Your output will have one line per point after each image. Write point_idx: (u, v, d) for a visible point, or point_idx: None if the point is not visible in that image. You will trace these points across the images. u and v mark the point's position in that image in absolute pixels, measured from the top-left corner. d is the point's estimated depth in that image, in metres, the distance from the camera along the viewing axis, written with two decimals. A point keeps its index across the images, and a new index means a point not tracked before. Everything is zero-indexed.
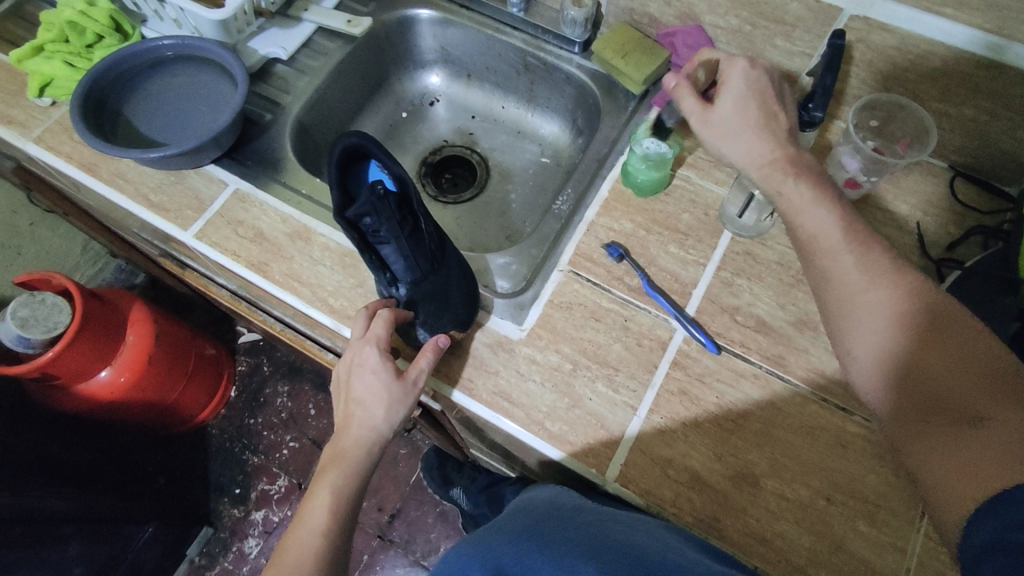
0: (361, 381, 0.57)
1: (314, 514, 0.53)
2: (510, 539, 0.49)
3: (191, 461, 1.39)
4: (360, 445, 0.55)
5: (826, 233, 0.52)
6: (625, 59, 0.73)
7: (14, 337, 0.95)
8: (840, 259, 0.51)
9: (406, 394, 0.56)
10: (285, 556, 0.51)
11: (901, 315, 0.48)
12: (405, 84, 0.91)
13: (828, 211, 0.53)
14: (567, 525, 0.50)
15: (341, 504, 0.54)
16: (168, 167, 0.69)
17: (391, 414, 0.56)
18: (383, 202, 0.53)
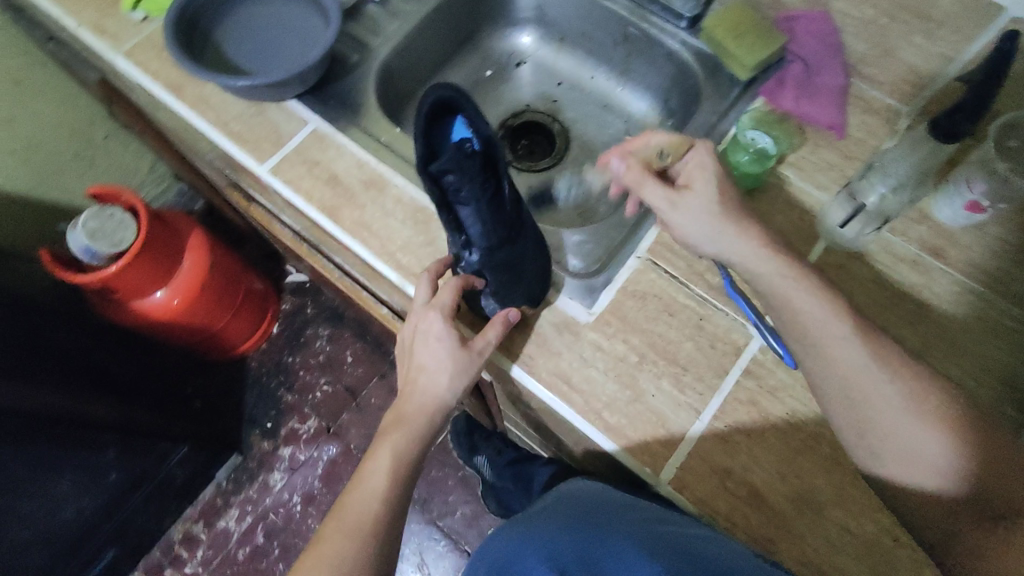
0: (425, 347, 0.56)
1: (373, 477, 0.54)
2: (563, 525, 0.55)
3: (228, 389, 1.42)
4: (421, 412, 0.56)
5: (856, 360, 0.50)
6: (738, 41, 0.67)
7: (82, 248, 0.98)
8: (873, 378, 0.50)
9: (470, 365, 0.56)
10: (343, 514, 0.52)
11: (932, 422, 0.49)
12: (494, 41, 0.87)
13: (853, 337, 0.51)
14: (617, 520, 0.53)
15: (400, 473, 0.55)
16: (252, 97, 0.67)
17: (455, 383, 0.55)
18: (469, 160, 0.49)
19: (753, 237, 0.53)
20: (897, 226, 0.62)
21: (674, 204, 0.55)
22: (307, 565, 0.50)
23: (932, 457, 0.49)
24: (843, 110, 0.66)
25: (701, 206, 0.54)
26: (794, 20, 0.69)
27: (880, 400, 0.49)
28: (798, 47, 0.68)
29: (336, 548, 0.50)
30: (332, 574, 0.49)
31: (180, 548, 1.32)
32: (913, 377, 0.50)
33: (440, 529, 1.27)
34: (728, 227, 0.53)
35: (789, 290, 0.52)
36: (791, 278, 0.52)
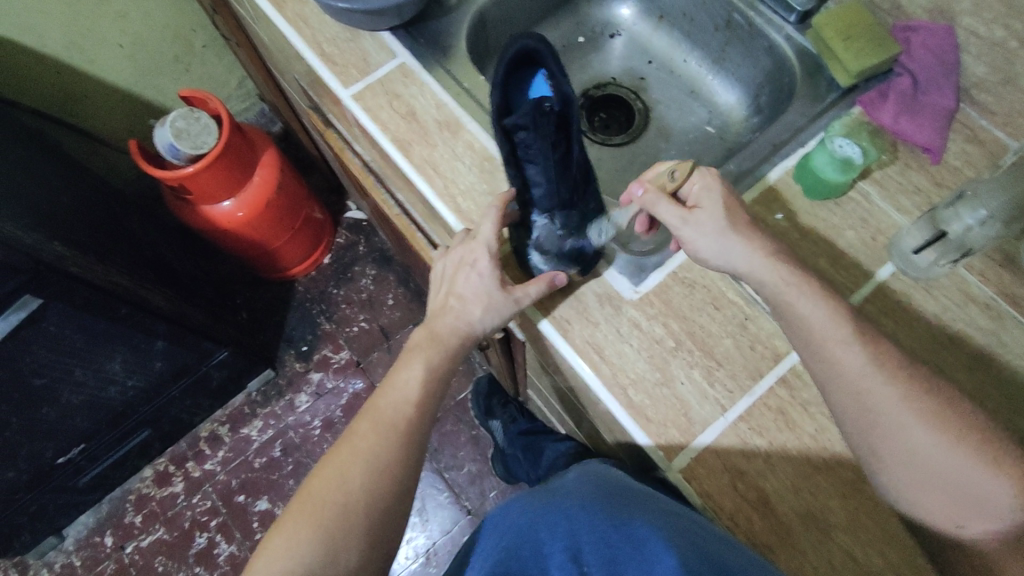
0: (465, 279, 0.57)
1: (407, 383, 0.55)
2: (584, 505, 0.51)
3: (273, 307, 1.49)
4: (452, 333, 0.57)
5: (866, 370, 0.49)
6: (847, 44, 0.64)
7: (167, 145, 1.03)
8: (887, 391, 0.49)
9: (503, 306, 0.56)
10: (377, 413, 0.53)
11: (937, 424, 0.48)
12: (593, 9, 0.86)
13: (863, 349, 0.50)
14: (645, 504, 0.50)
15: (431, 384, 0.55)
16: (348, 22, 0.69)
17: (486, 316, 0.56)
18: (544, 119, 0.50)
19: (758, 246, 0.53)
20: (976, 264, 0.58)
21: (687, 223, 0.53)
22: (342, 457, 0.50)
23: (945, 463, 0.48)
24: (944, 134, 0.62)
25: (715, 226, 0.53)
26: (912, 31, 0.65)
27: (893, 409, 0.48)
28: (910, 60, 0.64)
29: (371, 444, 0.51)
30: (364, 468, 0.50)
31: (205, 445, 1.40)
32: (920, 387, 0.49)
33: (445, 481, 1.30)
34: (737, 237, 0.53)
35: (797, 298, 0.51)
36: (795, 286, 0.52)
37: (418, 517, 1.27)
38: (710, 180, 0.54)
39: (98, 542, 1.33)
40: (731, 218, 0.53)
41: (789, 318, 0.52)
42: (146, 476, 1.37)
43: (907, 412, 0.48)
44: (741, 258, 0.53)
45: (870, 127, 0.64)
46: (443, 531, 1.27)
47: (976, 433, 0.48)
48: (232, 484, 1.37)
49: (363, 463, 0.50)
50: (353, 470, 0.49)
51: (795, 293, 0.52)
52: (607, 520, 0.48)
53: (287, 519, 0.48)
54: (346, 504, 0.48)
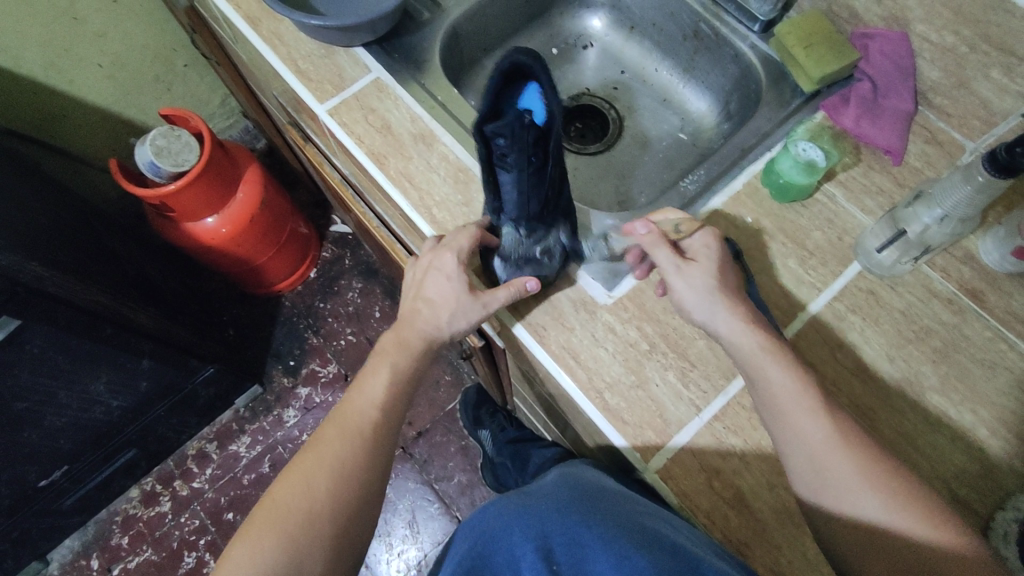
0: (434, 284, 0.58)
1: (373, 389, 0.55)
2: (556, 506, 0.51)
3: (259, 322, 1.48)
4: (418, 337, 0.58)
5: (824, 439, 0.48)
6: (808, 51, 0.66)
7: (148, 163, 1.03)
8: (801, 410, 0.49)
9: (471, 311, 0.57)
10: (342, 419, 0.54)
11: (849, 446, 0.48)
12: (565, 22, 0.88)
13: (823, 417, 0.49)
14: (613, 502, 0.51)
15: (398, 388, 0.56)
16: (323, 39, 0.70)
17: (454, 321, 0.57)
18: (523, 132, 0.50)
19: (740, 312, 0.53)
20: (938, 261, 0.60)
21: (679, 275, 0.55)
22: (307, 463, 0.51)
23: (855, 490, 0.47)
24: (905, 136, 0.64)
25: (705, 284, 0.54)
26: (870, 38, 0.67)
27: (844, 475, 0.47)
28: (869, 66, 0.67)
29: (337, 449, 0.51)
30: (331, 473, 0.50)
31: (192, 463, 1.39)
32: (880, 464, 0.48)
33: (435, 492, 1.30)
34: (721, 301, 0.53)
35: (765, 363, 0.51)
36: (768, 354, 0.51)
37: (409, 529, 1.27)
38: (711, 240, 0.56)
39: (85, 565, 1.31)
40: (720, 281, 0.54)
41: (754, 381, 0.51)
42: (132, 496, 1.36)
43: (864, 489, 0.47)
44: (723, 323, 0.53)
45: (833, 131, 0.66)
46: (434, 542, 1.26)
47: (933, 512, 0.46)
48: (220, 501, 1.36)
49: (329, 467, 0.50)
50: (318, 475, 0.50)
51: (762, 354, 0.51)
52: (578, 518, 0.49)
53: (252, 526, 0.48)
54: (311, 510, 0.48)
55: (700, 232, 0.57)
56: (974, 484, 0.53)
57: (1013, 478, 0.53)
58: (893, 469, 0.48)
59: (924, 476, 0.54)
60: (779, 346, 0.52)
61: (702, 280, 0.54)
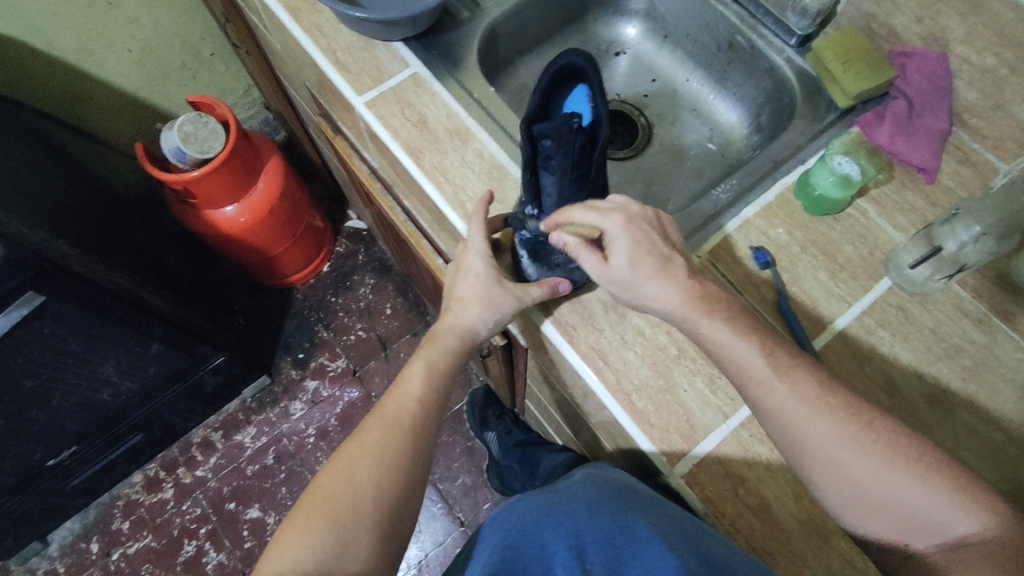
0: (465, 283, 0.58)
1: (410, 380, 0.55)
2: (587, 505, 0.51)
3: (270, 314, 1.48)
4: (453, 332, 0.57)
5: (795, 406, 0.49)
6: (845, 66, 0.67)
7: (174, 148, 1.04)
8: (780, 388, 0.49)
9: (501, 304, 0.55)
10: (383, 410, 0.53)
11: (833, 413, 0.49)
12: (599, 28, 0.89)
13: (787, 384, 0.49)
14: (653, 507, 0.49)
15: (435, 379, 0.56)
16: (363, 32, 0.71)
17: (485, 314, 0.56)
18: (571, 135, 0.52)
19: (669, 289, 0.52)
20: (969, 280, 0.60)
21: (601, 278, 0.54)
22: (350, 453, 0.51)
23: (847, 457, 0.48)
24: (938, 155, 0.64)
25: (627, 279, 0.53)
26: (908, 57, 0.67)
27: (830, 445, 0.48)
28: (905, 84, 0.67)
29: (378, 439, 0.51)
30: (373, 461, 0.50)
31: (197, 451, 1.39)
32: (851, 420, 0.49)
33: (438, 492, 1.30)
34: (653, 288, 0.52)
35: (712, 329, 0.51)
36: (698, 313, 0.52)
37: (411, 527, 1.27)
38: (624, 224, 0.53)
39: (84, 548, 1.30)
40: (636, 273, 0.53)
41: (714, 351, 0.52)
42: (136, 481, 1.36)
43: (841, 450, 0.48)
44: (670, 301, 0.52)
45: (867, 147, 0.66)
46: (435, 542, 1.26)
47: (925, 464, 0.48)
48: (223, 491, 1.35)
49: (371, 456, 0.50)
50: (360, 463, 0.50)
51: (701, 320, 0.52)
52: (611, 519, 0.49)
53: (298, 514, 0.48)
54: (355, 497, 0.48)
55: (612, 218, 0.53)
56: None
57: None
58: (864, 417, 0.49)
59: None
60: (729, 311, 0.52)
61: (626, 276, 0.53)
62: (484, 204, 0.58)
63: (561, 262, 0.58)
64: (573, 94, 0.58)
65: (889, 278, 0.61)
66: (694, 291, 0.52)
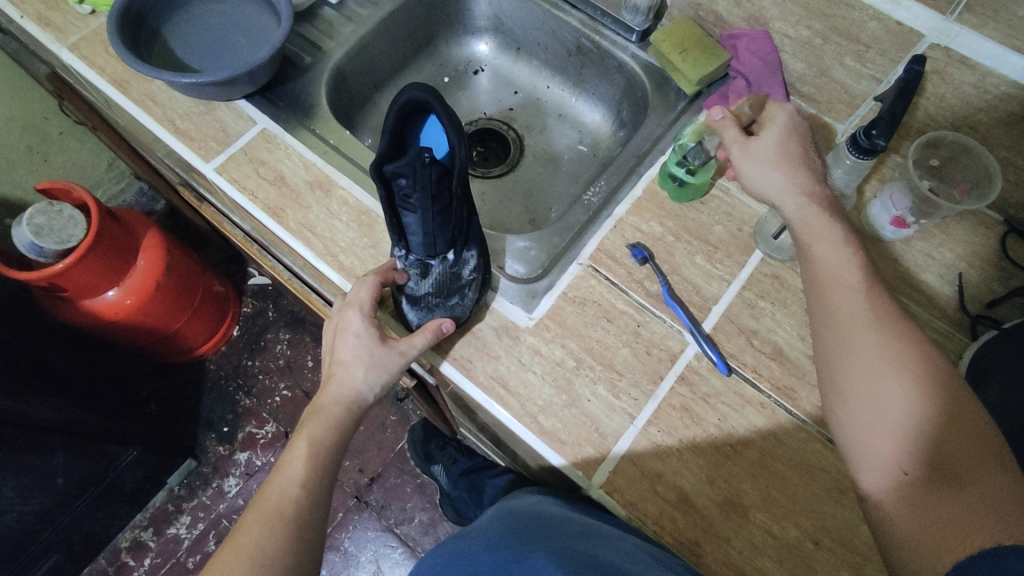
0: (344, 345, 0.56)
1: (292, 464, 0.53)
2: (488, 546, 0.51)
3: (184, 392, 1.40)
4: (337, 402, 0.55)
5: (836, 270, 0.51)
6: (683, 55, 0.70)
7: (27, 244, 0.95)
8: (824, 250, 0.52)
9: (387, 361, 0.55)
10: (263, 504, 0.51)
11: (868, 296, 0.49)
12: (452, 50, 0.88)
13: (837, 247, 0.52)
14: (554, 534, 0.49)
15: (319, 460, 0.53)
16: (200, 95, 0.67)
17: (370, 377, 0.55)
18: (425, 169, 0.49)
19: (795, 177, 0.55)
20: None
21: (740, 146, 0.57)
22: (227, 557, 0.48)
23: (857, 335, 0.48)
24: None
25: (767, 151, 0.56)
26: (736, 38, 0.71)
27: (849, 317, 0.48)
28: (740, 64, 0.70)
29: (256, 538, 0.49)
30: (252, 564, 0.47)
31: (128, 556, 1.28)
32: (914, 345, 0.46)
33: (396, 537, 1.26)
34: (779, 167, 0.55)
35: (814, 238, 0.52)
36: (816, 217, 0.53)
37: None
38: (783, 112, 0.58)
39: None
40: (781, 153, 0.56)
41: (804, 248, 0.53)
42: None
43: (888, 369, 0.45)
44: (775, 181, 0.55)
45: None
46: None
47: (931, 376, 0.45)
48: None
49: (250, 559, 0.47)
50: (237, 568, 0.47)
51: (814, 222, 0.53)
52: (510, 557, 0.47)
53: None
54: None
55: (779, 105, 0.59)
56: None
57: None
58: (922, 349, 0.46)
59: None
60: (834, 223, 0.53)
61: (766, 148, 0.56)
62: (384, 271, 0.57)
63: (441, 299, 0.57)
64: (426, 128, 0.55)
65: (759, 251, 0.63)
66: (819, 191, 0.54)
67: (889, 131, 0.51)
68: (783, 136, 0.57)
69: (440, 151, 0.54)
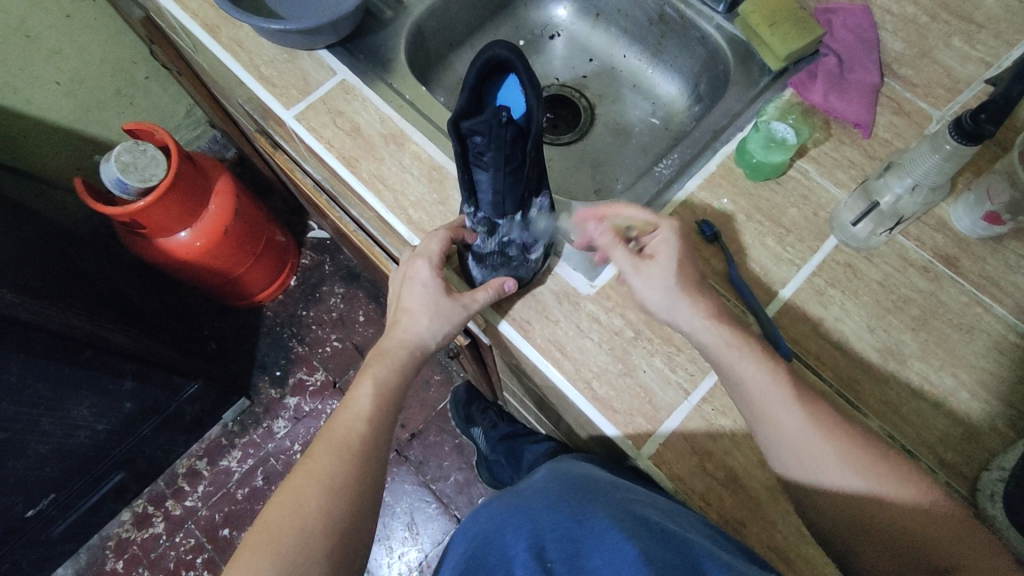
0: (411, 294, 0.57)
1: (358, 401, 0.55)
2: (548, 503, 0.50)
3: (242, 335, 1.47)
4: (401, 346, 0.57)
5: (765, 385, 0.50)
6: (773, 29, 0.67)
7: (114, 180, 1.00)
8: (751, 369, 0.51)
9: (452, 312, 0.56)
10: (330, 435, 0.54)
11: (807, 407, 0.50)
12: (530, 13, 0.87)
13: (756, 363, 0.51)
14: (609, 497, 0.50)
15: (383, 398, 0.56)
16: (285, 43, 0.69)
17: (434, 326, 0.56)
18: (500, 128, 0.48)
19: (702, 307, 0.53)
20: (912, 230, 0.61)
21: (637, 273, 0.54)
22: (297, 481, 0.50)
23: (813, 445, 0.49)
24: (872, 109, 0.64)
25: (664, 283, 0.53)
26: (832, 13, 0.68)
27: (799, 431, 0.49)
28: (834, 41, 0.67)
29: (325, 466, 0.51)
30: (321, 488, 0.50)
31: (184, 481, 1.37)
32: (860, 446, 0.49)
33: (432, 492, 1.30)
34: (682, 298, 0.53)
35: (736, 359, 0.51)
36: (732, 349, 0.52)
37: (408, 531, 1.27)
38: (673, 239, 0.55)
39: None
40: (681, 282, 0.54)
41: (724, 372, 0.52)
42: (125, 519, 1.34)
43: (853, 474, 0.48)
44: (685, 318, 0.53)
45: (802, 107, 0.66)
46: (434, 542, 1.26)
47: (880, 466, 0.48)
48: (215, 518, 1.34)
49: (319, 483, 0.50)
50: (308, 492, 0.49)
51: (733, 356, 0.51)
52: (570, 514, 0.48)
53: (245, 550, 0.47)
54: (304, 528, 0.48)
55: (662, 225, 0.56)
56: (959, 448, 0.54)
57: (996, 437, 0.54)
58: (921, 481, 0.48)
59: (908, 442, 0.54)
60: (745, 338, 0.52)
61: (659, 274, 0.54)
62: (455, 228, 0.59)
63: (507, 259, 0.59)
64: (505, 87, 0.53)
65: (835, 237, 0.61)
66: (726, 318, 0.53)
67: (1001, 118, 0.47)
68: (672, 264, 0.54)
69: (516, 111, 0.52)
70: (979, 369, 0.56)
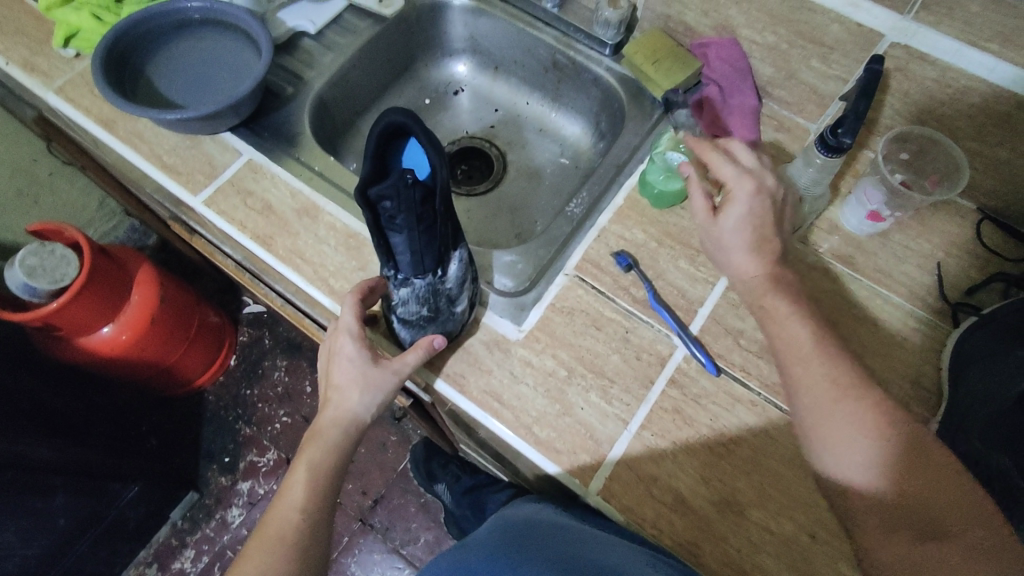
0: (338, 370, 0.56)
1: (292, 490, 0.55)
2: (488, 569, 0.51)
3: (183, 425, 1.40)
4: (335, 425, 0.56)
5: (801, 345, 0.52)
6: (656, 66, 0.72)
7: (19, 285, 0.95)
8: (797, 331, 0.53)
9: (382, 381, 0.56)
10: (265, 530, 0.53)
11: (835, 373, 0.50)
12: (431, 72, 0.90)
13: (802, 323, 0.53)
14: (552, 549, 0.50)
15: (318, 482, 0.55)
16: (185, 131, 0.68)
17: (366, 398, 0.56)
18: (408, 190, 0.49)
19: (751, 263, 0.57)
20: (808, 236, 0.65)
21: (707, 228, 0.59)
22: None
23: (831, 412, 0.49)
24: (756, 128, 0.70)
25: (726, 237, 0.58)
26: (706, 46, 0.72)
27: (819, 392, 0.50)
28: (711, 73, 0.72)
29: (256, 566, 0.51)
30: None
31: None
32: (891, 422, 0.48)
33: (403, 558, 1.25)
34: (739, 248, 0.57)
35: (780, 313, 0.54)
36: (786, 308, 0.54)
37: None
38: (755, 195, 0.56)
39: None
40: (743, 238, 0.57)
41: (768, 322, 0.55)
42: None
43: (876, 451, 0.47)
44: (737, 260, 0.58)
45: (693, 136, 0.72)
46: None
47: (903, 446, 0.47)
48: None
49: None
50: None
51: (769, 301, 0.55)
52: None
53: None
54: None
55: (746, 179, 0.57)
56: None
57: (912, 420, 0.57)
58: (946, 466, 0.47)
59: None
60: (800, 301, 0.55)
61: (727, 231, 0.58)
62: (363, 287, 0.58)
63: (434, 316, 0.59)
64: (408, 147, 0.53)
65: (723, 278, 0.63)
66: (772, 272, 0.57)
67: (856, 129, 0.52)
68: (745, 219, 0.57)
69: (421, 171, 0.53)
70: (888, 358, 0.59)
